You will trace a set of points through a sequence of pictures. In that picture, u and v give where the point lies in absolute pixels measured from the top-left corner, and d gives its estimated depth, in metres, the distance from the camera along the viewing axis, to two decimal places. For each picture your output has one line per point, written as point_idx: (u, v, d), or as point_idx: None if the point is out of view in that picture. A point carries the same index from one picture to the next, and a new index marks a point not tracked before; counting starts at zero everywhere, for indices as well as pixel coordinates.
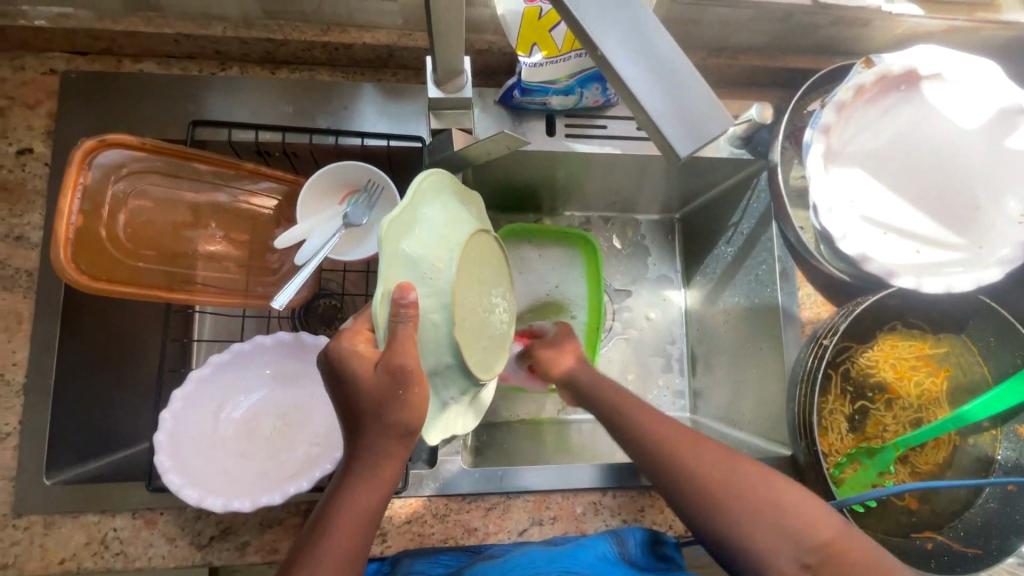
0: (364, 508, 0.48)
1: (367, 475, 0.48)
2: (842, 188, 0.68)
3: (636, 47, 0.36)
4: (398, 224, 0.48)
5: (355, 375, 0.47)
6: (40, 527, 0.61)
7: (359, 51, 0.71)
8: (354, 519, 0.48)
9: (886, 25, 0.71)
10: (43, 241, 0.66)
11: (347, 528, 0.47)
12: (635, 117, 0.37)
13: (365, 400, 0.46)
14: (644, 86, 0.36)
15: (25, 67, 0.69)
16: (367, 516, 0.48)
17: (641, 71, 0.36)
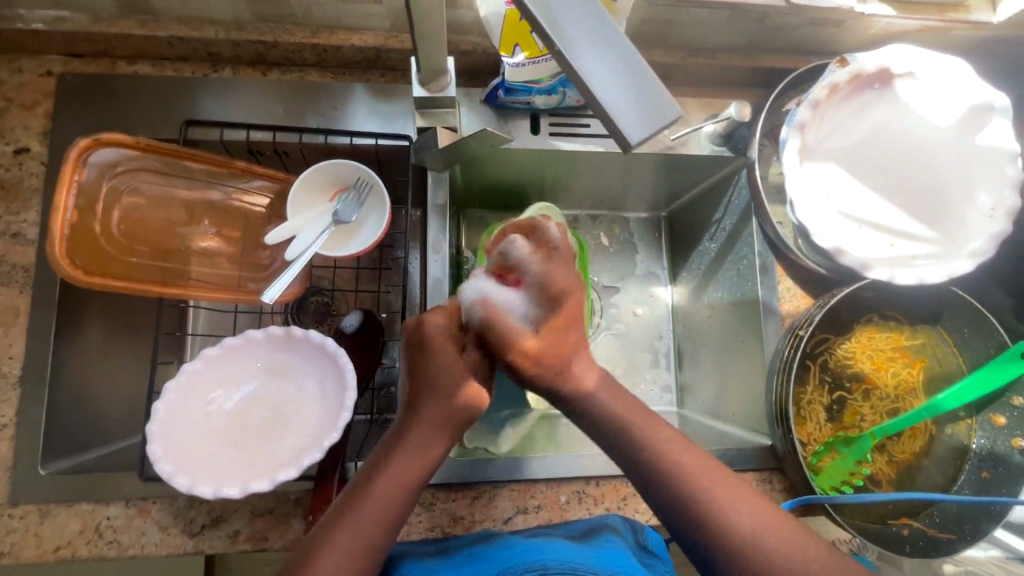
0: (404, 477, 0.53)
1: (413, 447, 0.54)
2: (818, 183, 0.70)
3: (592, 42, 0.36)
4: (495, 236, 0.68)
5: (440, 352, 0.57)
6: (35, 516, 0.63)
7: (348, 52, 0.73)
8: (394, 487, 0.52)
9: (860, 25, 0.73)
10: (39, 238, 0.68)
11: (388, 493, 0.52)
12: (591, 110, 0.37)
13: (442, 376, 0.56)
14: (597, 75, 0.36)
15: (23, 69, 0.71)
16: (405, 486, 0.53)
17: (595, 59, 0.36)
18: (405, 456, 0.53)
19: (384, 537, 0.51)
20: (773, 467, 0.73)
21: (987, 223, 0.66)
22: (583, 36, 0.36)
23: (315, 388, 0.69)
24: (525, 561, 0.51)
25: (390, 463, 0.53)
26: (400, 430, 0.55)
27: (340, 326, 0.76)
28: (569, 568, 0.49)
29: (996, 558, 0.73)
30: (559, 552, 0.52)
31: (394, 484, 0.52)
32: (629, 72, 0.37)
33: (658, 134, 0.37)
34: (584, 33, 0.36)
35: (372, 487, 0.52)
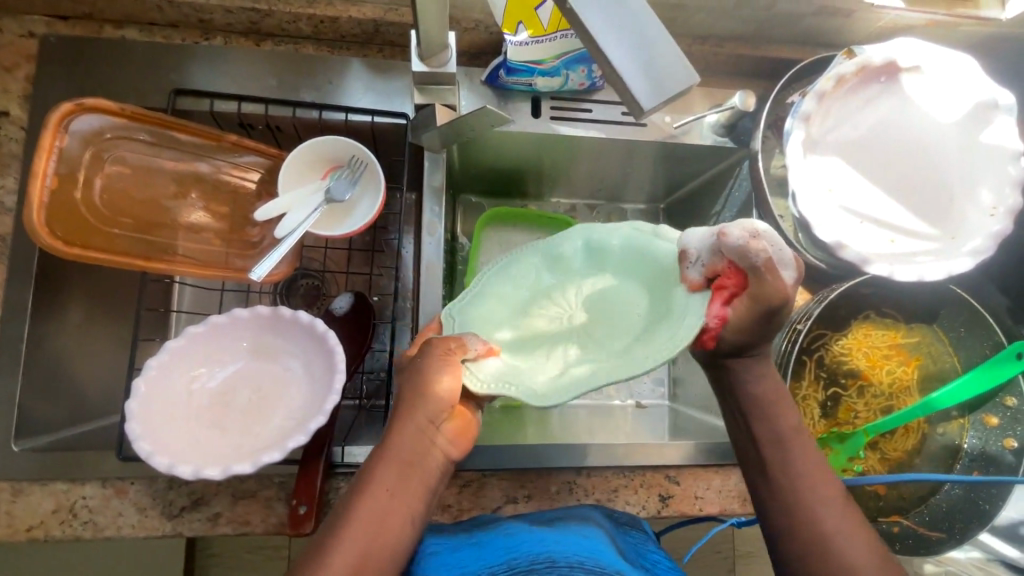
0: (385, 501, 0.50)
1: (402, 475, 0.51)
2: (821, 177, 0.68)
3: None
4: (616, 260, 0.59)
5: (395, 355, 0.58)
6: (7, 494, 0.60)
7: (346, 25, 0.71)
8: (381, 507, 0.50)
9: (869, 17, 0.72)
10: (17, 206, 0.66)
11: (373, 509, 0.49)
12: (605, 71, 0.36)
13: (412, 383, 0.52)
14: (612, 38, 0.35)
15: (3, 29, 0.68)
16: (387, 514, 0.49)
17: (611, 21, 0.35)
18: (377, 490, 0.50)
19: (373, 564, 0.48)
20: None
21: (989, 222, 0.66)
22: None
23: (303, 370, 0.67)
24: (531, 555, 0.49)
25: (365, 492, 0.50)
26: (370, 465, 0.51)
27: (329, 309, 0.74)
28: (579, 562, 0.47)
29: (975, 559, 0.74)
30: (564, 543, 0.51)
31: (373, 516, 0.49)
32: (645, 33, 0.36)
33: (672, 99, 0.37)
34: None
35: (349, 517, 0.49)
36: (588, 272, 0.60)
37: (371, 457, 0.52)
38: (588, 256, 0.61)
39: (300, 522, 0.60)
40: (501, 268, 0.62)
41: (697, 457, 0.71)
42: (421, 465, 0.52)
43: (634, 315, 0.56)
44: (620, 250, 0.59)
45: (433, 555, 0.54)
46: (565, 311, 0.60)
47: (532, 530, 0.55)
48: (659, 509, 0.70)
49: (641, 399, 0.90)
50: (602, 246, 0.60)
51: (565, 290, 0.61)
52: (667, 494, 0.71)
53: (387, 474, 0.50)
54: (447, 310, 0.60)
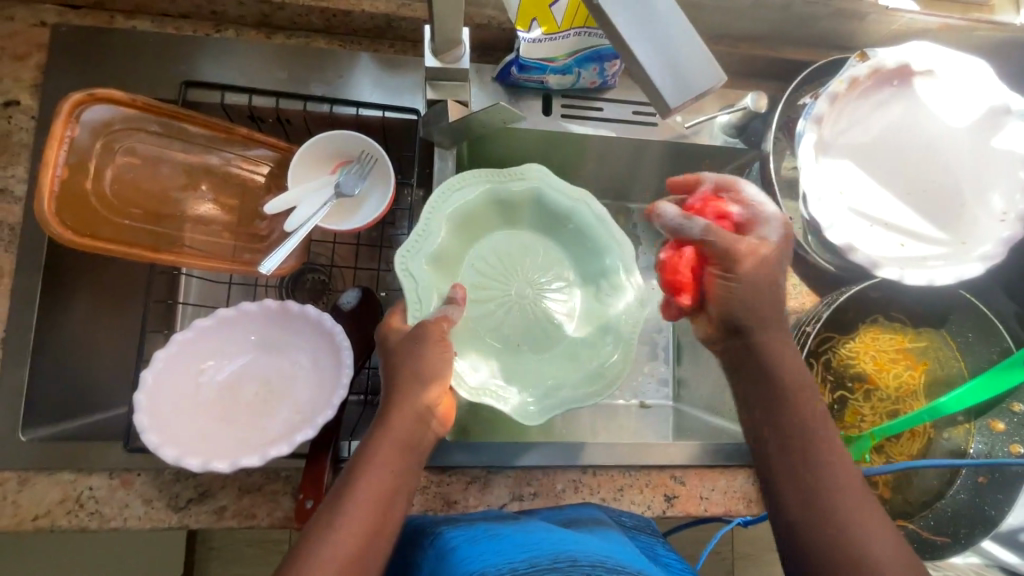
0: (387, 480, 0.51)
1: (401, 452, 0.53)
2: (832, 179, 0.68)
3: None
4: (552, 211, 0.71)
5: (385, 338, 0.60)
6: (13, 484, 0.60)
7: (358, 19, 0.70)
8: (382, 484, 0.51)
9: (883, 19, 0.72)
10: (27, 195, 0.66)
11: (376, 486, 0.51)
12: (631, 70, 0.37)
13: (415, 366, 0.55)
14: (640, 34, 0.35)
15: (15, 18, 0.68)
16: (388, 490, 0.51)
17: (638, 18, 0.35)
18: (381, 463, 0.52)
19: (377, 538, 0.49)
20: None
21: (999, 228, 0.66)
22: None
23: (310, 364, 0.67)
24: (552, 551, 0.48)
25: (368, 466, 0.52)
26: (371, 436, 0.54)
27: (337, 304, 0.73)
28: (601, 561, 0.46)
29: (974, 564, 0.69)
30: (584, 543, 0.50)
31: (378, 486, 0.51)
32: (670, 30, 0.36)
33: (700, 97, 0.36)
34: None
35: (355, 488, 0.50)
36: (528, 222, 0.74)
37: (371, 432, 0.54)
38: (537, 207, 0.72)
39: (306, 516, 0.60)
40: (452, 208, 0.66)
41: (702, 457, 0.71)
42: (417, 441, 0.54)
43: (553, 266, 0.75)
44: (560, 218, 0.72)
45: (455, 550, 0.52)
46: (501, 252, 0.74)
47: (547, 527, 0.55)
48: (664, 509, 0.70)
49: (646, 399, 0.90)
50: (548, 204, 0.71)
51: (505, 234, 0.74)
52: (672, 494, 0.71)
53: (389, 445, 0.53)
54: (399, 264, 0.61)
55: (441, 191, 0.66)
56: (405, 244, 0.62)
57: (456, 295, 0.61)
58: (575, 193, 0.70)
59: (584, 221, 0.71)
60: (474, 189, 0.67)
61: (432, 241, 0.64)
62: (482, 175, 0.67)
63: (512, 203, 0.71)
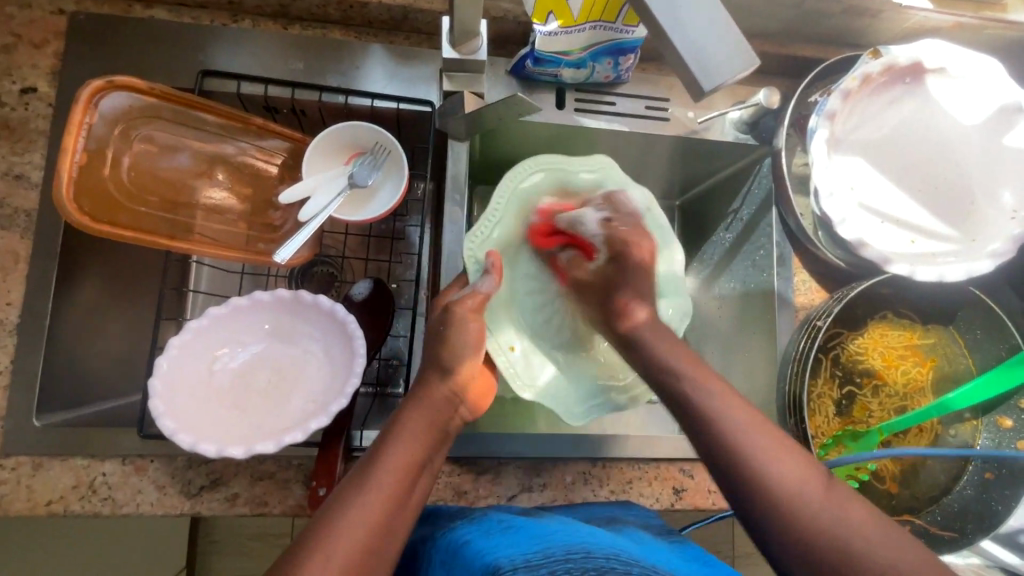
0: (408, 458, 0.50)
1: (419, 429, 0.52)
2: (843, 175, 0.69)
3: None
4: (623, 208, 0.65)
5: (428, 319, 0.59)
6: (28, 469, 0.61)
7: (375, 11, 0.71)
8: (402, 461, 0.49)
9: (895, 17, 0.73)
10: (43, 181, 0.66)
11: (395, 462, 0.49)
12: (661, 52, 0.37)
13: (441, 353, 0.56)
14: (675, 19, 0.36)
15: (33, 5, 0.68)
16: (409, 467, 0.49)
17: (674, 2, 0.36)
18: (412, 438, 0.51)
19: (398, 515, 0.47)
20: None
21: (1009, 225, 0.66)
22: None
23: (323, 352, 0.68)
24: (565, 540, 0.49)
25: (391, 443, 0.50)
26: (403, 412, 0.53)
27: (349, 295, 0.74)
28: (613, 554, 0.47)
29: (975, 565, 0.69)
30: (596, 536, 0.51)
31: (405, 461, 0.49)
32: (707, 15, 0.36)
33: (732, 83, 0.36)
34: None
35: (388, 454, 0.49)
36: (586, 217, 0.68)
37: (402, 407, 0.54)
38: (595, 204, 0.67)
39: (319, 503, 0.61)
40: (516, 196, 0.65)
41: None
42: (445, 424, 0.54)
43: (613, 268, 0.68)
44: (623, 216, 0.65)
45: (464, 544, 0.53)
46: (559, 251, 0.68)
47: (566, 519, 0.55)
48: (672, 502, 0.71)
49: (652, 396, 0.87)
50: (606, 202, 0.66)
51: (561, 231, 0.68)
52: (681, 487, 0.71)
53: (419, 423, 0.52)
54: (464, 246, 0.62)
55: (509, 176, 0.64)
56: (473, 230, 0.62)
57: (490, 264, 0.59)
58: (628, 183, 0.66)
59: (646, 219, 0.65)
60: (535, 176, 0.65)
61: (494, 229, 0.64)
62: (544, 163, 0.65)
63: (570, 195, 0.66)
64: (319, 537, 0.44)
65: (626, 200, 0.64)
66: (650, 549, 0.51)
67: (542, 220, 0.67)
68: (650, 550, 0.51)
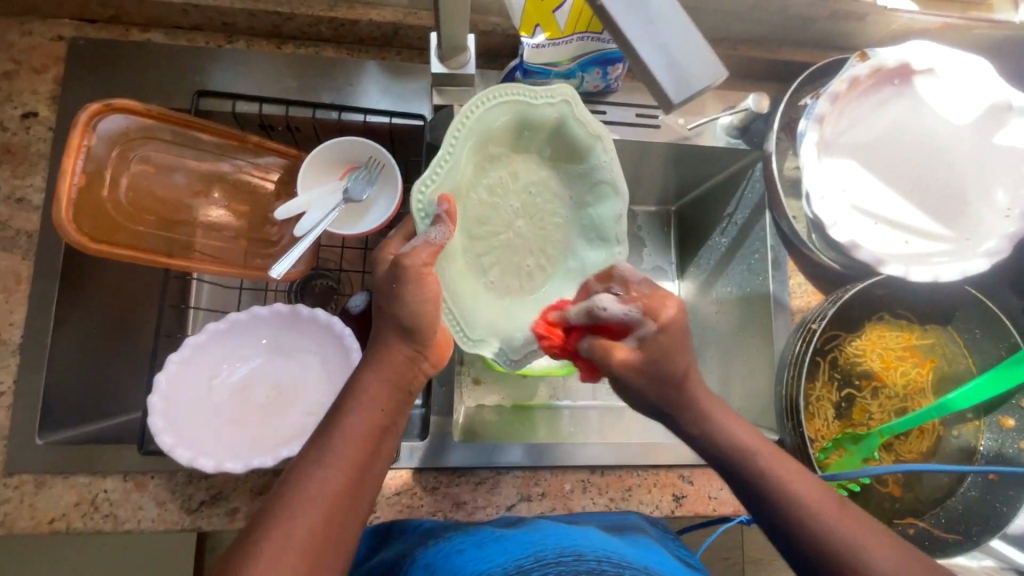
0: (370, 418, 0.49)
1: (387, 382, 0.50)
2: (835, 178, 0.69)
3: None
4: (562, 148, 0.62)
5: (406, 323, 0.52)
6: (30, 487, 0.61)
7: (366, 28, 0.72)
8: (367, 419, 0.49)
9: (882, 20, 0.73)
10: (44, 203, 0.67)
11: (359, 421, 0.48)
12: (631, 67, 0.37)
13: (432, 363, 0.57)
14: (643, 33, 0.36)
15: (33, 32, 0.70)
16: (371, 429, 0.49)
17: (641, 18, 0.36)
18: (373, 400, 0.49)
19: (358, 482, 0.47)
20: None
21: (1003, 224, 0.66)
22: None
23: (320, 366, 0.68)
24: (557, 545, 0.50)
25: (355, 402, 0.49)
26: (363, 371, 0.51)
27: (346, 308, 0.74)
28: (605, 557, 0.47)
29: (988, 568, 0.67)
30: (591, 540, 0.52)
31: (369, 421, 0.49)
32: (672, 28, 0.36)
33: (702, 94, 0.37)
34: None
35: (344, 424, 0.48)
36: (532, 154, 0.63)
37: (361, 368, 0.51)
38: (549, 140, 0.61)
39: None
40: (473, 135, 0.57)
41: None
42: (409, 383, 0.52)
43: (557, 211, 0.65)
44: (578, 161, 0.62)
45: (460, 552, 0.53)
46: (512, 189, 0.63)
47: (551, 526, 0.56)
48: (673, 509, 0.70)
49: None
50: (568, 137, 0.60)
51: (511, 163, 0.63)
52: (681, 494, 0.71)
53: (376, 382, 0.50)
54: (416, 197, 0.54)
55: (468, 111, 0.55)
56: (426, 173, 0.54)
57: (445, 212, 0.53)
58: (596, 127, 0.60)
59: (597, 166, 0.61)
60: (496, 109, 0.57)
61: (449, 172, 0.55)
62: (502, 94, 0.56)
63: (527, 128, 0.60)
64: (283, 508, 0.44)
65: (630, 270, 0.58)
66: (643, 554, 0.52)
67: (490, 155, 0.61)
68: (643, 556, 0.52)
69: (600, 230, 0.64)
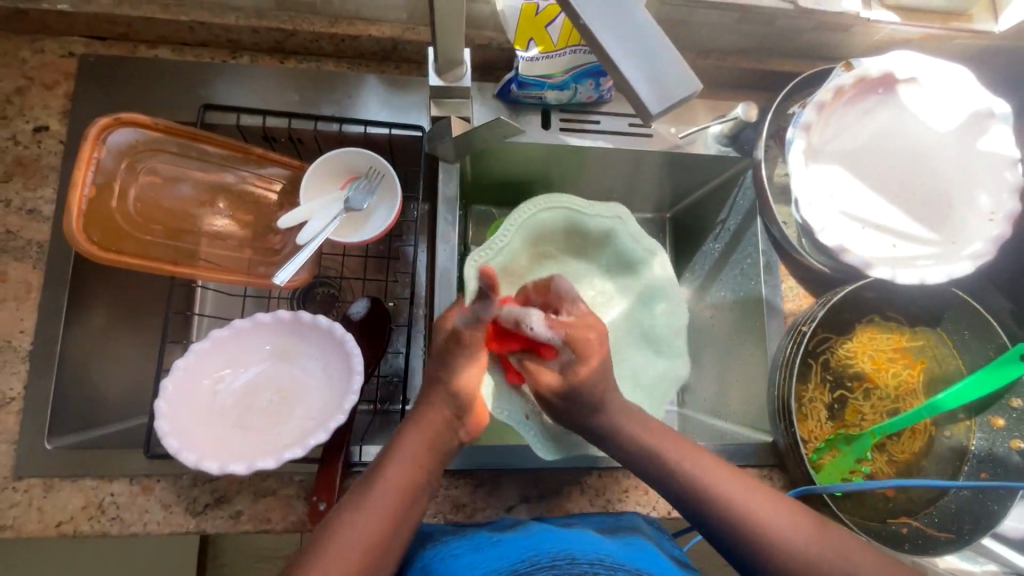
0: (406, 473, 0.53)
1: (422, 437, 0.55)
2: (822, 184, 0.71)
3: (613, 15, 0.38)
4: (597, 241, 0.78)
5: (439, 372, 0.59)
6: (39, 491, 0.63)
7: (366, 43, 0.75)
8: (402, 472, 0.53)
9: (865, 31, 0.75)
10: (55, 214, 0.69)
11: (397, 475, 0.53)
12: (613, 79, 0.39)
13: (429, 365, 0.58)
14: (624, 48, 0.38)
15: (45, 50, 0.72)
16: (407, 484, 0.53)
17: (621, 34, 0.38)
18: (409, 453, 0.54)
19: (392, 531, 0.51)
20: (775, 464, 0.74)
21: (988, 227, 0.68)
22: (605, 9, 0.38)
23: (323, 371, 0.70)
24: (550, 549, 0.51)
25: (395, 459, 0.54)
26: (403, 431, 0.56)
27: (347, 314, 0.76)
28: (597, 560, 0.49)
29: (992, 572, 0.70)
30: (584, 543, 0.53)
31: (405, 474, 0.53)
32: (651, 45, 0.38)
33: (680, 105, 0.39)
34: (606, 9, 0.38)
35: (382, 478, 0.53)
36: (575, 251, 0.80)
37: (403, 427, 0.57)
38: (588, 235, 0.78)
39: (320, 518, 0.63)
40: (527, 229, 0.75)
41: None
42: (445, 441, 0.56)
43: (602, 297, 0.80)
44: (633, 273, 0.78)
45: (456, 557, 0.54)
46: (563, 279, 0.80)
47: (542, 529, 0.57)
48: (669, 510, 0.71)
49: None
50: (603, 231, 0.77)
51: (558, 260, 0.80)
52: None
53: (415, 441, 0.55)
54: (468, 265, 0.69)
55: (523, 211, 0.74)
56: (482, 250, 0.71)
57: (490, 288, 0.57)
58: (648, 244, 0.76)
59: (631, 249, 0.78)
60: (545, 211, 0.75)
61: (503, 251, 0.73)
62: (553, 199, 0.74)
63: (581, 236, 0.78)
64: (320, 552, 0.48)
65: (564, 288, 0.65)
66: (636, 556, 0.53)
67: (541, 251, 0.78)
68: (637, 558, 0.53)
69: (646, 303, 0.78)
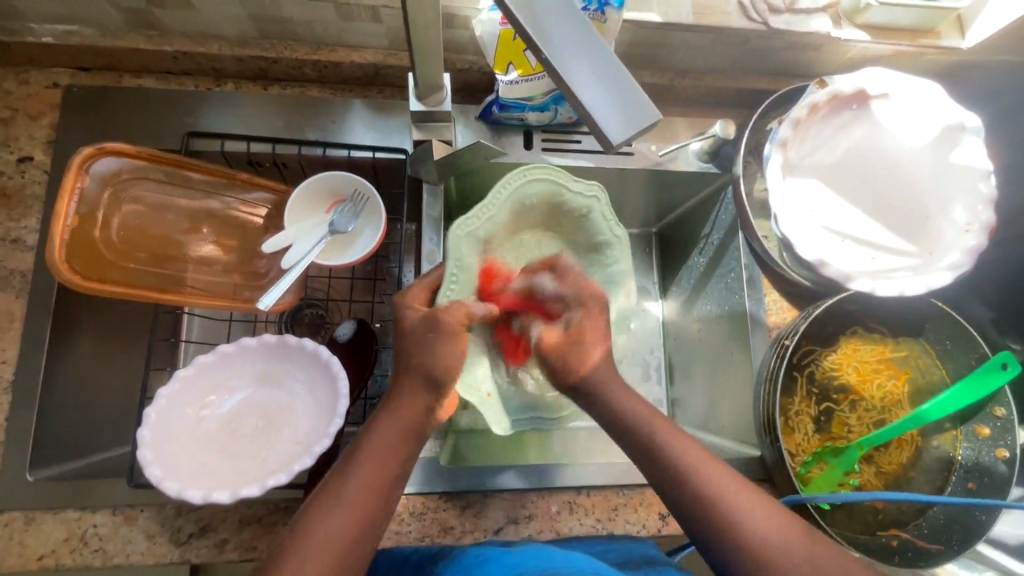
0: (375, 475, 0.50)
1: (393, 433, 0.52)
2: (801, 198, 0.72)
3: (574, 49, 0.39)
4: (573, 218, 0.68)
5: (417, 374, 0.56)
6: (20, 523, 0.62)
7: (349, 68, 0.76)
8: (372, 469, 0.50)
9: (837, 49, 0.77)
10: (39, 244, 0.70)
11: (366, 471, 0.50)
12: (575, 110, 0.39)
13: None
14: (583, 81, 0.39)
15: (30, 81, 0.73)
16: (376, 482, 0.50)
17: (580, 67, 0.39)
18: (377, 448, 0.51)
19: (362, 529, 0.49)
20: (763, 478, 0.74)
21: (965, 237, 0.69)
22: (567, 43, 0.39)
23: (308, 395, 0.69)
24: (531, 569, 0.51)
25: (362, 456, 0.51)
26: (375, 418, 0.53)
27: (334, 336, 0.76)
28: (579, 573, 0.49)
29: None
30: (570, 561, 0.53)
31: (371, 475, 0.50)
32: (613, 78, 0.39)
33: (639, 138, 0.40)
34: (567, 42, 0.39)
35: (353, 473, 0.50)
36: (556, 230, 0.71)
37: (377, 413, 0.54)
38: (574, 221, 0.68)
39: None
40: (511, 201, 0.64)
41: None
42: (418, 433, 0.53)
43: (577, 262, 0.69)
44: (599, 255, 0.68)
45: None
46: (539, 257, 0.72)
47: (536, 547, 0.57)
48: (659, 528, 0.71)
49: None
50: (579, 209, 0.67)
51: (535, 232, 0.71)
52: (667, 512, 0.71)
53: (389, 430, 0.52)
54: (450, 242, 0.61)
55: (510, 180, 0.64)
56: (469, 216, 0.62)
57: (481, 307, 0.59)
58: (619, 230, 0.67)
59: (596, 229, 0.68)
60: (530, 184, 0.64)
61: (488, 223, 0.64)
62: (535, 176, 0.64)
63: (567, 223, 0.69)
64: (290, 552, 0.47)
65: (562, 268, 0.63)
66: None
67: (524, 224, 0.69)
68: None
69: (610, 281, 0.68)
